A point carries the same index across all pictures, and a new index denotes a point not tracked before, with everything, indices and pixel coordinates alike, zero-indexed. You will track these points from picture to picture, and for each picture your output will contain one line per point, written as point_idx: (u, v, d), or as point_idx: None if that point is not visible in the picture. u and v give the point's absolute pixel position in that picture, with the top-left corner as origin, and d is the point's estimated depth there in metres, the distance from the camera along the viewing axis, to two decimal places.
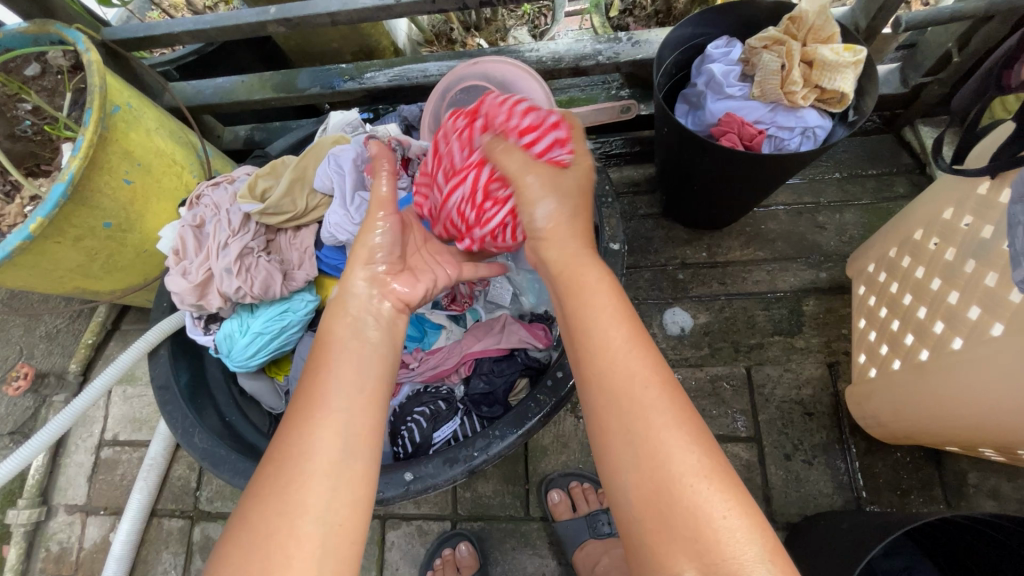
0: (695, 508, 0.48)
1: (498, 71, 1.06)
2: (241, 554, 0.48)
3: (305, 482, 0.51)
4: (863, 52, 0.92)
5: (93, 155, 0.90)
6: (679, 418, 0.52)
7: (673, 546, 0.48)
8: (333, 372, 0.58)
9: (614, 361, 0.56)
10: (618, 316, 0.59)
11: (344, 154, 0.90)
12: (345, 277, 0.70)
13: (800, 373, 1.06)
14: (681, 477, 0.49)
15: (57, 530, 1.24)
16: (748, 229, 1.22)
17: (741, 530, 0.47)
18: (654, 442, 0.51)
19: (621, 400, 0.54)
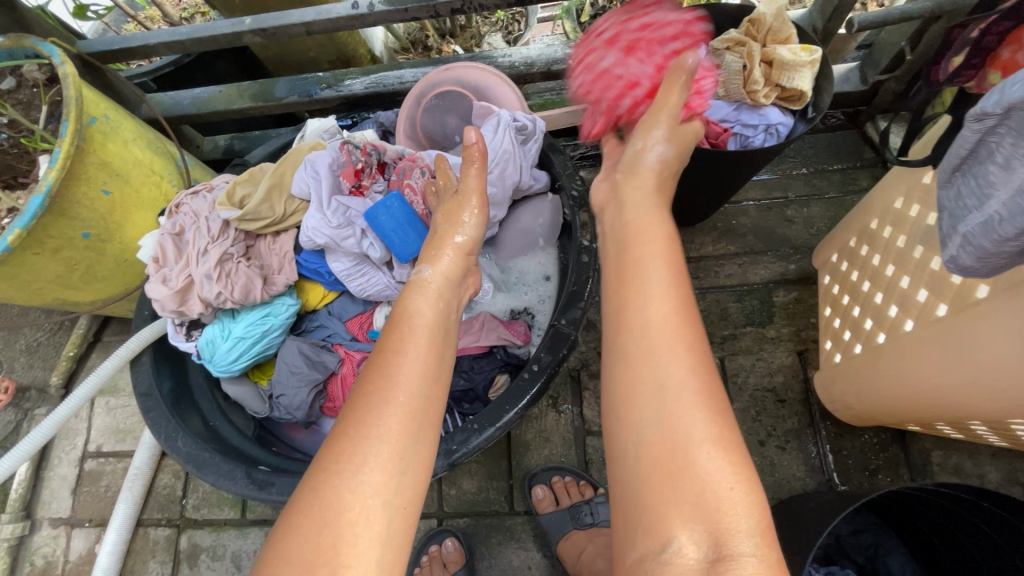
0: (702, 475, 0.48)
1: (470, 76, 1.10)
2: (313, 526, 0.50)
3: (375, 461, 0.53)
4: (819, 53, 0.97)
5: (71, 166, 0.91)
6: (706, 388, 0.52)
7: (672, 509, 0.48)
8: (411, 359, 0.61)
9: (659, 323, 0.55)
10: (674, 275, 0.59)
11: (320, 159, 0.91)
12: (430, 261, 0.73)
13: (772, 362, 1.10)
14: (694, 444, 0.49)
15: (41, 544, 1.24)
16: (719, 224, 1.26)
17: (742, 502, 0.47)
18: (674, 406, 0.51)
19: (657, 356, 0.53)
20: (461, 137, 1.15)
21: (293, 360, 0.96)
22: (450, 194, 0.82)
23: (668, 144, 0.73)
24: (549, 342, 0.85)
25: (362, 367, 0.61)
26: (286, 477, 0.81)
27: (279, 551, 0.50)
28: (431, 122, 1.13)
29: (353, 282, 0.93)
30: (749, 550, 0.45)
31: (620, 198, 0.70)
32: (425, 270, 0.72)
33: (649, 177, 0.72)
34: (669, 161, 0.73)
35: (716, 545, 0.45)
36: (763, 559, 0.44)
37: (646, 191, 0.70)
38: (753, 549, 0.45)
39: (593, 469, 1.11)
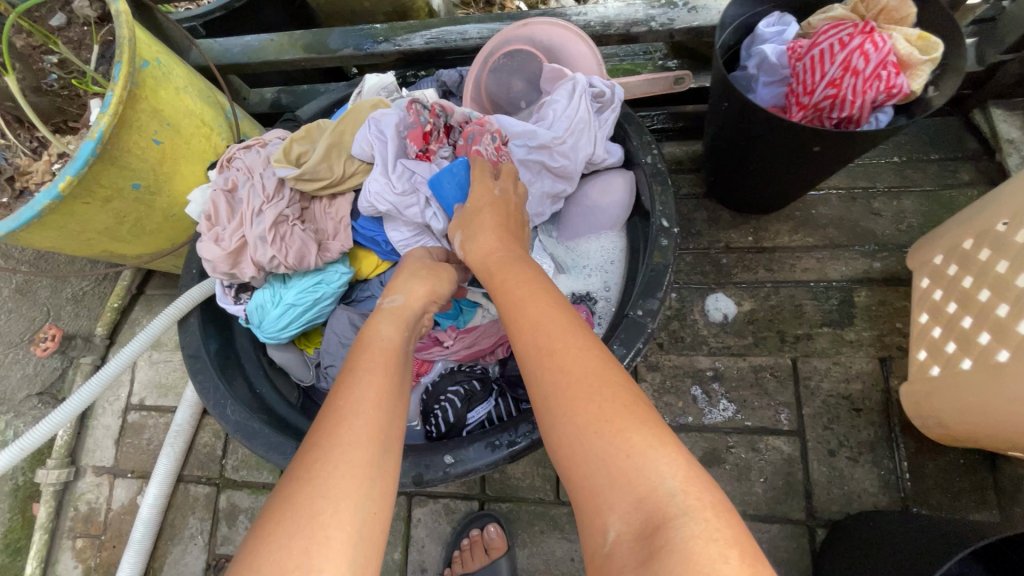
0: (603, 452, 0.46)
1: (544, 35, 1.01)
2: (285, 535, 0.45)
3: (346, 468, 0.50)
4: (940, 46, 0.85)
5: (123, 112, 0.86)
6: (588, 369, 0.52)
7: (595, 493, 0.46)
8: (377, 376, 0.59)
9: (529, 337, 0.57)
10: (535, 299, 0.61)
11: (386, 118, 0.84)
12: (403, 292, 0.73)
13: (849, 367, 1.02)
14: (584, 423, 0.48)
15: (85, 491, 1.25)
16: (797, 214, 1.16)
17: (651, 465, 0.44)
18: (562, 394, 0.51)
19: (533, 368, 0.55)
20: (527, 103, 1.08)
21: (343, 331, 0.92)
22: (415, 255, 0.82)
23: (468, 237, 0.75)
24: (625, 333, 0.78)
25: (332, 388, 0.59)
26: None
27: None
28: (496, 85, 1.04)
29: None
30: (680, 508, 0.42)
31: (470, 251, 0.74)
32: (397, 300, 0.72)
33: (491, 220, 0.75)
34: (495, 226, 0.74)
35: (646, 516, 0.43)
36: (699, 514, 0.41)
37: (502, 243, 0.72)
38: (686, 507, 0.42)
39: None
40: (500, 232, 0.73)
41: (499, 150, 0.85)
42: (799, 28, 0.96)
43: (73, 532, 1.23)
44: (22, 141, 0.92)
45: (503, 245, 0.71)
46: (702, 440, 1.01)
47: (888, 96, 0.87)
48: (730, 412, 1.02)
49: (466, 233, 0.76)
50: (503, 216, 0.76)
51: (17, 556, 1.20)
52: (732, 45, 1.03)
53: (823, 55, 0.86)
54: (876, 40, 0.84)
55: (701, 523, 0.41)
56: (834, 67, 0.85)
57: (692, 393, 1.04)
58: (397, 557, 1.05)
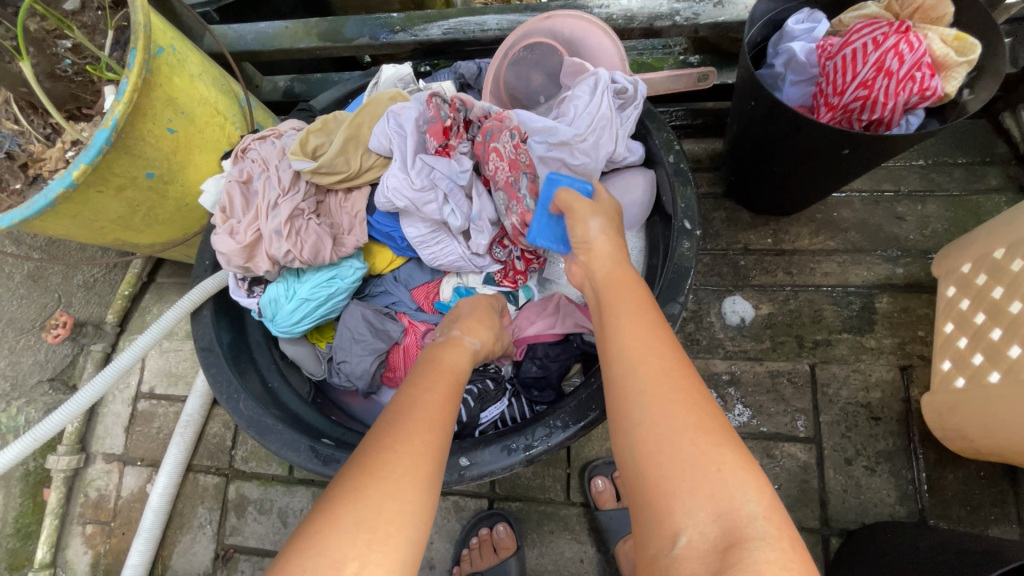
0: (694, 464, 0.48)
1: (566, 28, 0.98)
2: (349, 519, 0.46)
3: (408, 469, 0.50)
4: (979, 46, 0.82)
5: (137, 100, 0.85)
6: (683, 386, 0.54)
7: (676, 500, 0.48)
8: (444, 394, 0.61)
9: (636, 343, 0.59)
10: (644, 310, 0.63)
11: (406, 112, 0.82)
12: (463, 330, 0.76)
13: (868, 375, 1.00)
14: (675, 433, 0.50)
15: (95, 477, 1.26)
16: (818, 216, 1.14)
17: (737, 486, 0.47)
18: (660, 403, 0.53)
19: (632, 371, 0.57)
20: (545, 98, 1.05)
21: (356, 326, 0.91)
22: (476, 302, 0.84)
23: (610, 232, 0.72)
24: None
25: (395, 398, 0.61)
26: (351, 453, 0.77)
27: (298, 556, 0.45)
28: (515, 78, 1.02)
29: (426, 250, 0.87)
30: (757, 533, 0.44)
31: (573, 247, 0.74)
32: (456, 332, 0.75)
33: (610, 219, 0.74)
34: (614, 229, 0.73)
35: (724, 531, 0.45)
36: (775, 539, 0.44)
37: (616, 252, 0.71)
38: (765, 531, 0.45)
39: None
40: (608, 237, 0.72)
41: (518, 148, 0.83)
42: (829, 25, 0.93)
43: (83, 517, 1.24)
44: (36, 127, 0.91)
45: (612, 244, 0.71)
46: None
47: (921, 98, 0.84)
48: (746, 417, 1.00)
49: (606, 219, 0.73)
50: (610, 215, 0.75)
51: (27, 541, 1.20)
52: (759, 41, 1.00)
53: (856, 55, 0.83)
54: (912, 40, 0.81)
55: (776, 546, 0.43)
56: (867, 67, 0.82)
57: None
58: None
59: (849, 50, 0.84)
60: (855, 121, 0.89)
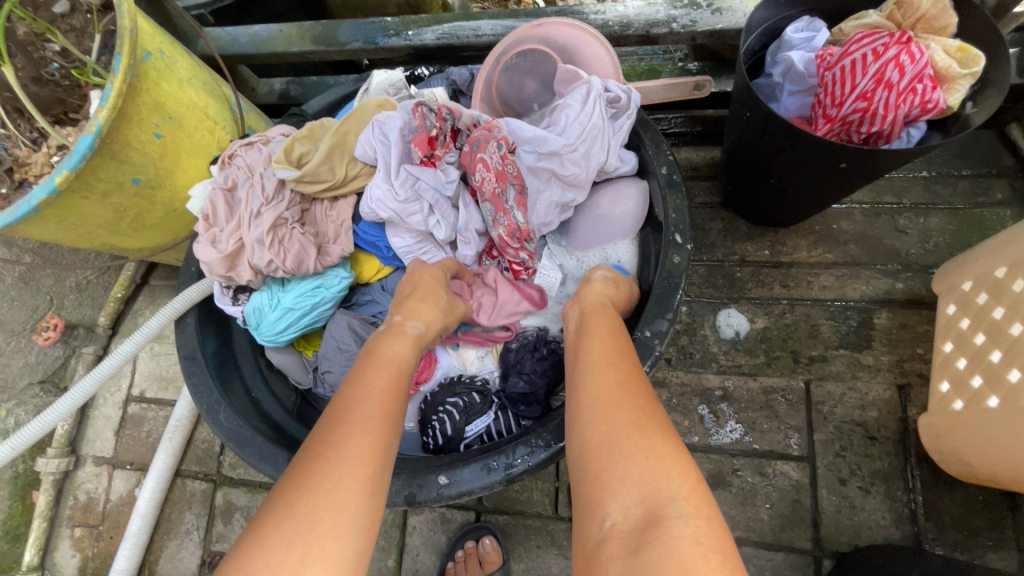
0: (625, 452, 0.50)
1: (559, 35, 0.97)
2: (278, 544, 0.44)
3: (347, 478, 0.50)
4: (983, 58, 0.80)
5: (122, 106, 0.84)
6: (636, 392, 0.56)
7: (608, 485, 0.49)
8: (384, 391, 0.59)
9: (602, 357, 0.62)
10: (608, 334, 0.66)
11: (390, 121, 0.80)
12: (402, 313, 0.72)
13: (865, 393, 0.97)
14: (618, 426, 0.52)
15: (85, 480, 1.26)
16: (817, 228, 1.12)
17: (664, 470, 0.47)
18: (609, 401, 0.55)
19: (589, 376, 0.60)
20: (539, 105, 1.03)
21: (341, 336, 0.90)
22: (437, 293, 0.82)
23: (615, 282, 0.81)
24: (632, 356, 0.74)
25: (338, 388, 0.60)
26: None
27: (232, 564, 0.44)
28: (508, 84, 1.01)
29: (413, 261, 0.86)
30: (675, 512, 0.44)
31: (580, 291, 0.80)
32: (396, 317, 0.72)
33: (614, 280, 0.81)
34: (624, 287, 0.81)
35: (646, 511, 0.45)
36: (692, 520, 0.44)
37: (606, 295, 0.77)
38: (684, 513, 0.44)
39: None
40: (610, 283, 0.80)
41: (504, 159, 0.81)
42: (829, 35, 0.91)
43: (72, 521, 1.24)
44: (23, 131, 0.90)
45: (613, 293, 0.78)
46: (707, 461, 0.98)
47: (923, 110, 0.82)
48: (738, 434, 0.98)
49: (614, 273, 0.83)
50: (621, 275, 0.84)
51: (15, 544, 1.20)
52: (757, 50, 0.97)
53: (855, 65, 0.81)
54: (913, 50, 0.79)
55: (697, 527, 0.43)
56: (866, 78, 0.80)
57: (699, 412, 1.01)
58: (391, 565, 1.04)
59: (849, 60, 0.82)
60: (853, 134, 0.86)
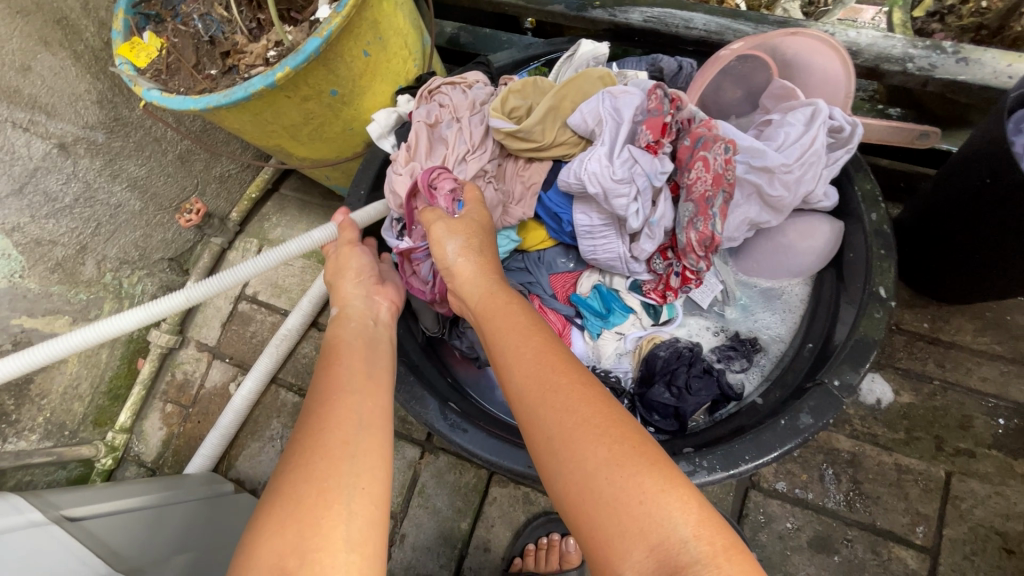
0: (616, 498, 0.46)
1: (791, 46, 0.89)
2: (269, 529, 0.46)
3: (321, 458, 0.50)
4: None
5: (353, 17, 0.84)
6: (579, 406, 0.51)
7: (606, 535, 0.46)
8: (342, 367, 0.60)
9: (530, 373, 0.55)
10: (533, 330, 0.60)
11: (626, 97, 0.79)
12: (340, 299, 0.75)
13: (1013, 503, 0.90)
14: (595, 470, 0.47)
15: (185, 361, 1.31)
16: (988, 314, 1.03)
17: (664, 511, 0.45)
18: (568, 433, 0.50)
19: (534, 406, 0.53)
20: (735, 116, 0.98)
21: None
22: (340, 261, 0.79)
23: (471, 251, 0.71)
24: (814, 402, 0.70)
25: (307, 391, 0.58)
26: (479, 428, 0.74)
27: (245, 562, 0.45)
28: (714, 90, 0.94)
29: (589, 241, 0.84)
30: (692, 556, 0.43)
31: (458, 277, 0.71)
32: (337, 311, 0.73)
33: (470, 269, 0.70)
34: (485, 257, 0.71)
35: (659, 566, 0.43)
36: (706, 561, 0.42)
37: (485, 267, 0.70)
38: (697, 553, 0.43)
39: (746, 527, 0.94)
40: (466, 257, 0.70)
41: (728, 164, 0.76)
42: None
43: (165, 396, 1.29)
44: (243, 19, 0.92)
45: (491, 272, 0.70)
46: (818, 522, 0.93)
47: None
48: (857, 504, 0.93)
49: (465, 241, 0.71)
50: (479, 240, 0.72)
51: (114, 403, 1.25)
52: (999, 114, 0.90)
53: None
54: None
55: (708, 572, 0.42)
56: None
57: (822, 471, 0.96)
58: (464, 527, 1.05)
59: None
60: None
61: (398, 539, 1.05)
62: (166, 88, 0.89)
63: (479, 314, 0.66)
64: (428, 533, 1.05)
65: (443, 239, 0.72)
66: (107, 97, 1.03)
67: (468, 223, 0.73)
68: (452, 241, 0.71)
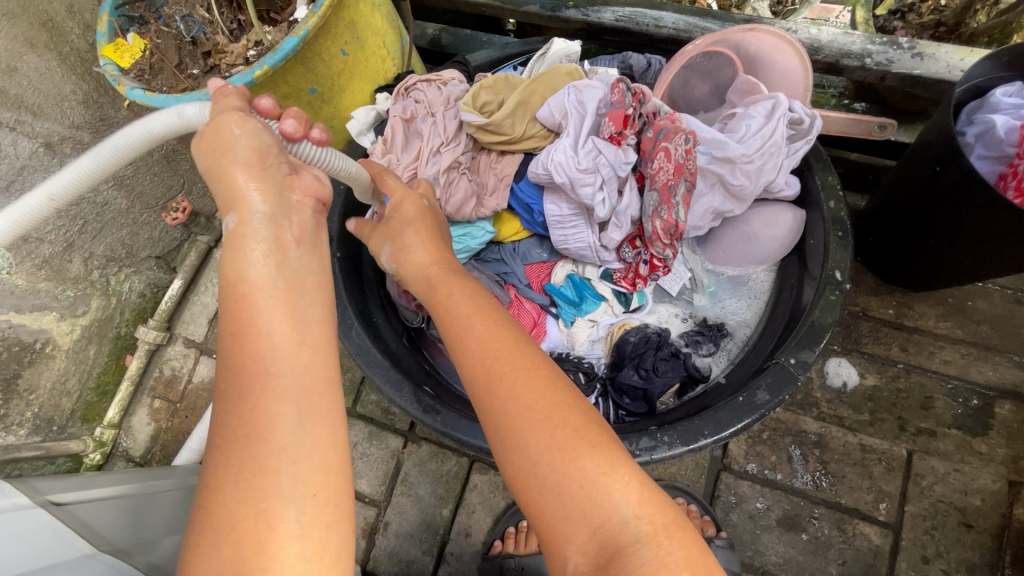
0: (560, 483, 0.48)
1: (752, 43, 0.93)
2: (210, 549, 0.43)
3: (256, 467, 0.44)
4: None
5: (329, 17, 0.87)
6: (526, 393, 0.52)
7: (551, 519, 0.48)
8: (258, 331, 0.48)
9: (480, 363, 0.56)
10: (478, 319, 0.61)
11: (590, 91, 0.83)
12: (234, 206, 0.51)
13: (971, 479, 0.94)
14: (539, 456, 0.49)
15: (173, 357, 1.33)
16: (951, 300, 1.07)
17: (607, 492, 0.47)
18: (514, 421, 0.51)
19: (486, 396, 0.54)
20: (704, 111, 1.01)
21: None
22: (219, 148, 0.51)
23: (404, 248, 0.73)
24: (771, 379, 0.73)
25: (222, 367, 0.48)
26: (452, 410, 0.77)
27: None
28: (681, 85, 0.98)
29: (559, 231, 0.87)
30: (634, 534, 0.45)
31: (406, 265, 0.72)
32: (229, 220, 0.51)
33: (419, 257, 0.72)
34: (429, 242, 0.73)
35: (601, 547, 0.45)
36: (647, 536, 0.45)
37: (429, 255, 0.71)
38: (638, 530, 0.45)
39: (718, 507, 0.97)
40: (400, 256, 0.73)
41: (689, 154, 0.80)
42: None
43: (153, 392, 1.31)
44: (225, 20, 0.95)
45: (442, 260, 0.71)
46: (786, 501, 0.96)
47: None
48: (824, 483, 0.97)
49: (398, 242, 0.74)
50: (431, 230, 0.75)
51: (102, 399, 1.27)
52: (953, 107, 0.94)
53: None
54: None
55: (647, 548, 0.44)
56: None
57: (790, 452, 0.99)
58: (445, 514, 1.07)
59: None
60: None
61: (382, 526, 1.07)
62: (149, 87, 0.91)
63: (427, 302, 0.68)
64: (410, 520, 1.07)
65: (382, 245, 0.76)
66: (93, 97, 1.06)
67: (394, 226, 0.75)
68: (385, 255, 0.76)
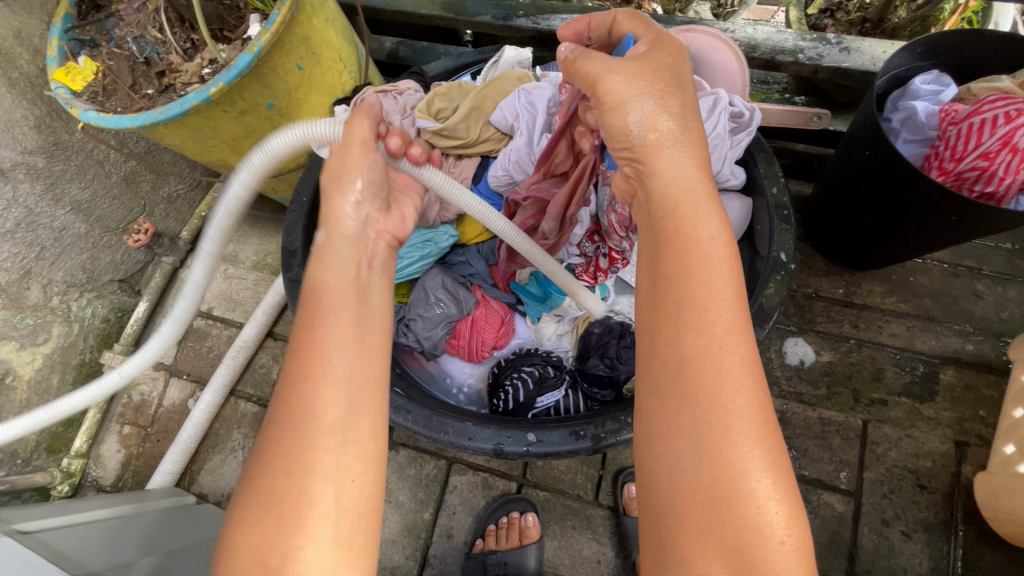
0: (750, 524, 0.42)
1: (694, 42, 0.98)
2: (246, 528, 0.43)
3: (309, 462, 0.44)
4: None
5: (282, 33, 0.89)
6: (752, 421, 0.44)
7: (707, 551, 0.42)
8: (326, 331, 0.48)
9: (705, 350, 0.46)
10: (729, 299, 0.48)
11: (539, 92, 0.86)
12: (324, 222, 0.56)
13: (921, 443, 1.00)
14: (745, 490, 0.42)
15: (141, 381, 1.31)
16: (894, 277, 1.13)
17: (787, 556, 0.41)
18: (725, 442, 0.43)
19: (712, 395, 0.44)
20: None
21: (433, 289, 0.94)
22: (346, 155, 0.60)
23: (668, 113, 0.55)
24: None
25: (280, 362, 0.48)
26: (422, 407, 0.78)
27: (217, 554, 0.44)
28: None
29: None
30: None
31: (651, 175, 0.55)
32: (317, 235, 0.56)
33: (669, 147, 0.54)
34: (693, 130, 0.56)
35: None
36: None
37: (690, 147, 0.54)
38: None
39: None
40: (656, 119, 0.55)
41: None
42: (957, 91, 0.93)
43: (122, 418, 1.28)
44: (178, 40, 0.96)
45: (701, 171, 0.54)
46: None
47: None
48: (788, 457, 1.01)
49: (658, 98, 0.56)
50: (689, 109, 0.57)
51: (69, 428, 1.24)
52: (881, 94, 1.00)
53: (983, 125, 0.80)
54: None
55: None
56: (993, 139, 0.79)
57: None
58: (426, 517, 1.08)
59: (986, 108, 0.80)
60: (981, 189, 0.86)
61: None
62: (103, 108, 0.91)
63: (665, 234, 0.51)
64: (392, 526, 1.07)
65: (638, 99, 0.56)
66: (45, 122, 1.05)
67: (656, 74, 0.57)
68: (642, 103, 0.56)
